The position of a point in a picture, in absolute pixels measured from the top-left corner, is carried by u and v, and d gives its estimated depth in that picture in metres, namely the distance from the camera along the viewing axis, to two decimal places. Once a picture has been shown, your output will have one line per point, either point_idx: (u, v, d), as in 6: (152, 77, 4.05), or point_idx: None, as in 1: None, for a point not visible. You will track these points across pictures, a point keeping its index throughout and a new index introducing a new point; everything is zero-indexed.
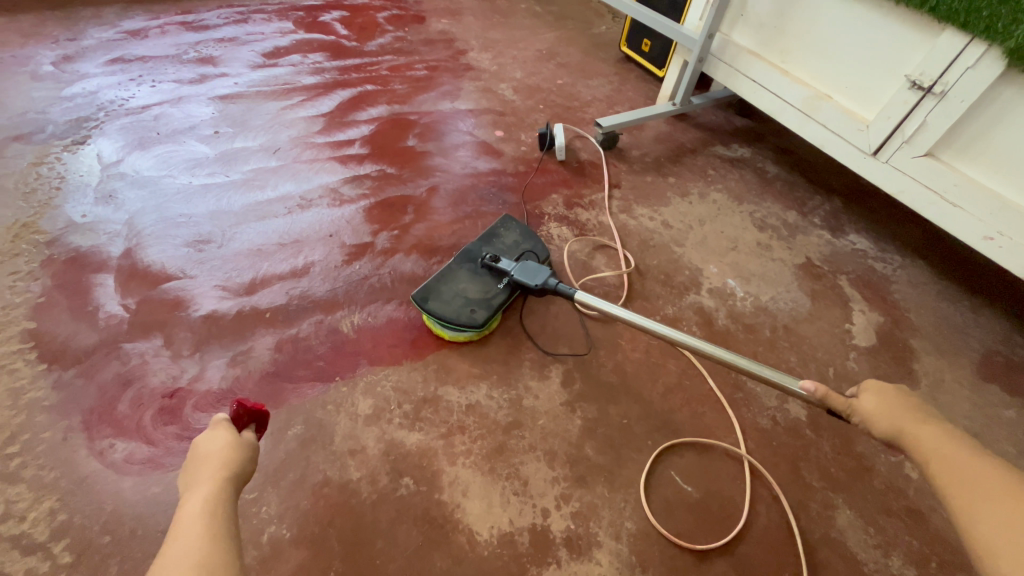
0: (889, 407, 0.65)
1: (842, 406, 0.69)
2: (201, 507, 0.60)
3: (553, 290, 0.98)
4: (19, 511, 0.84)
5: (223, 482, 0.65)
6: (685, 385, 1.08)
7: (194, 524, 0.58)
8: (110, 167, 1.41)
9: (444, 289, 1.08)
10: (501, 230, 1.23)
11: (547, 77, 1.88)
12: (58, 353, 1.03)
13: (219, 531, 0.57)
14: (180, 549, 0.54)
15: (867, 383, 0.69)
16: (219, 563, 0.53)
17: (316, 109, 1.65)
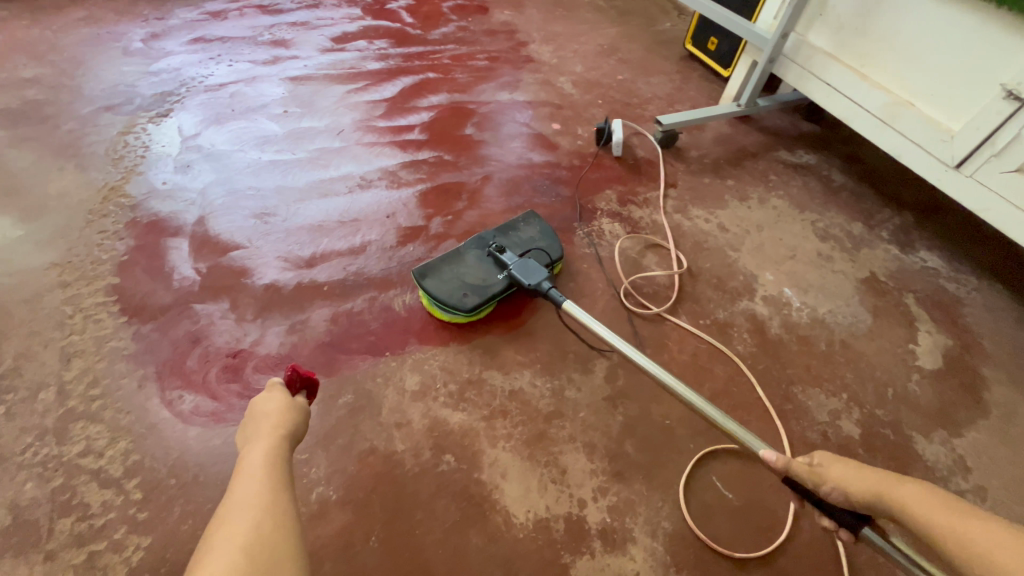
0: (851, 471, 0.67)
1: (807, 475, 0.70)
2: (263, 458, 0.65)
3: (544, 293, 1.02)
4: (98, 448, 0.92)
5: (280, 438, 0.70)
6: (730, 391, 1.06)
7: (258, 470, 0.63)
8: (188, 140, 1.50)
9: (446, 268, 1.10)
10: (521, 224, 1.23)
11: (607, 73, 1.86)
12: (137, 308, 1.12)
13: (280, 480, 0.62)
14: (247, 490, 0.59)
15: (821, 454, 0.71)
16: (283, 505, 0.58)
17: (380, 94, 1.69)
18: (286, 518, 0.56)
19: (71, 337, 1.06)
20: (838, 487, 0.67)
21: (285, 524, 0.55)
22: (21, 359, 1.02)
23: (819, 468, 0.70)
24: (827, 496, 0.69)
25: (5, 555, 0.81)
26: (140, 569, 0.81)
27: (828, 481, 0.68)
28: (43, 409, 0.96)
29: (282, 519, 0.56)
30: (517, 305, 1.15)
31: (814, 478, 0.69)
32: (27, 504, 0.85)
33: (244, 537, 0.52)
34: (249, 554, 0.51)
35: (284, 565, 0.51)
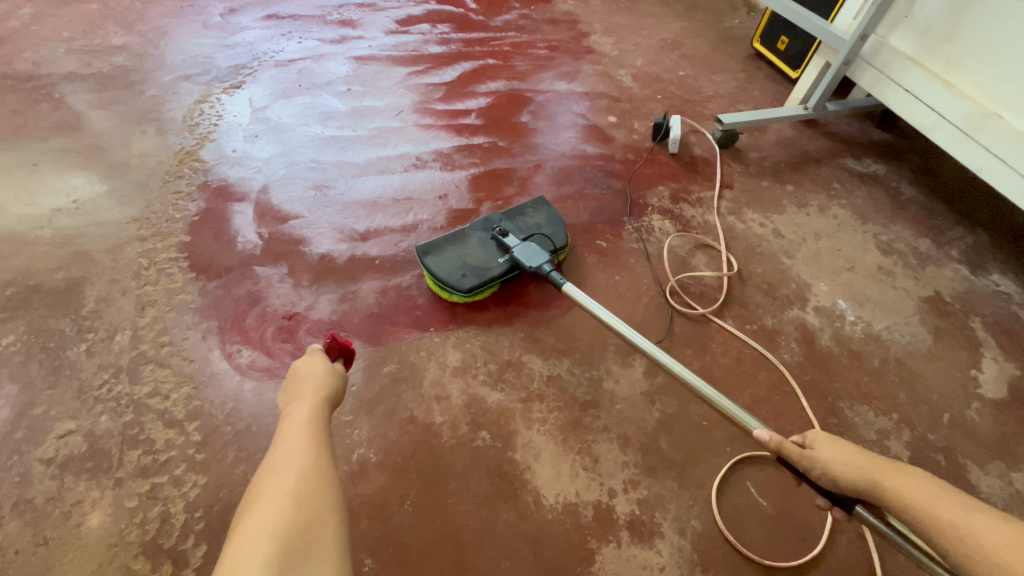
0: (845, 453, 0.68)
1: (798, 457, 0.71)
2: (306, 417, 0.69)
3: (546, 276, 1.05)
4: (164, 390, 0.99)
5: (321, 399, 0.74)
6: (773, 399, 1.04)
7: (301, 427, 0.66)
8: (257, 111, 1.57)
9: (448, 248, 1.12)
10: (528, 209, 1.23)
11: (669, 68, 1.83)
12: (204, 265, 1.19)
13: (321, 437, 0.65)
14: (290, 445, 0.62)
15: (812, 435, 0.72)
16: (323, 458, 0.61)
17: (440, 78, 1.72)
18: (328, 476, 0.58)
19: (145, 287, 1.14)
20: (830, 472, 0.68)
21: (326, 481, 0.57)
22: (102, 303, 1.11)
23: (811, 451, 0.71)
24: (815, 478, 0.70)
25: (80, 477, 0.89)
26: (196, 504, 0.87)
27: (818, 464, 0.69)
28: (119, 350, 1.04)
29: (325, 476, 0.58)
30: (518, 290, 1.17)
31: (806, 461, 0.70)
32: (101, 433, 0.93)
33: (291, 489, 0.54)
34: (296, 505, 0.53)
35: (327, 518, 0.53)
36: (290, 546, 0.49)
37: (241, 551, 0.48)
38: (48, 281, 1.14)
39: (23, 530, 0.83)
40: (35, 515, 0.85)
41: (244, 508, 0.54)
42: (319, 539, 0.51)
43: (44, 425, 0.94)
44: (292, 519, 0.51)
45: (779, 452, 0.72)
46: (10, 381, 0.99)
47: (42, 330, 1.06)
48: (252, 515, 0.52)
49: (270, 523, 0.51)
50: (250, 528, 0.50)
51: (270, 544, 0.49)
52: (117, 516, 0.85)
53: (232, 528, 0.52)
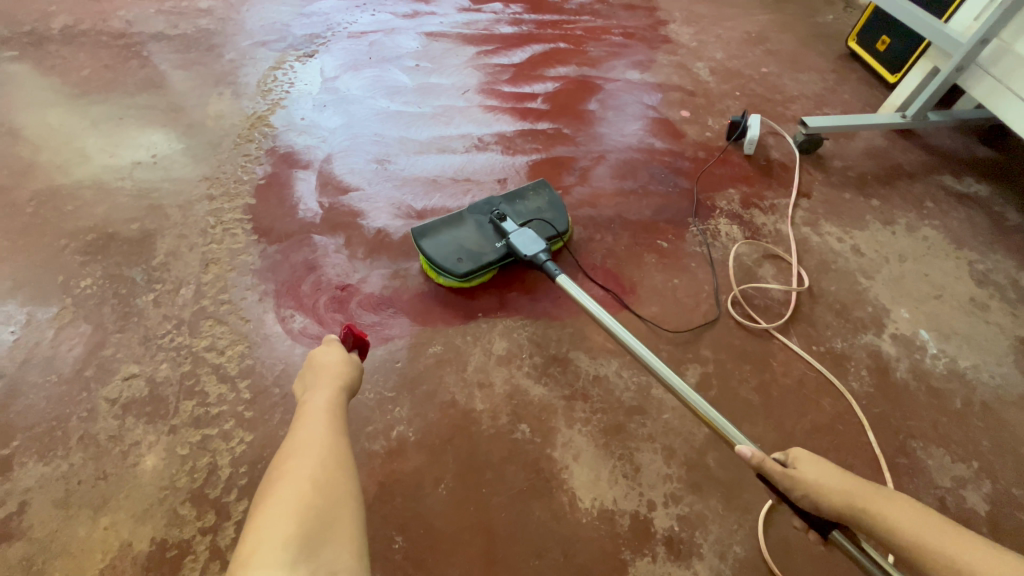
0: (829, 475, 0.63)
1: (782, 477, 0.65)
2: (325, 404, 0.70)
3: (541, 266, 1.03)
4: (220, 346, 1.03)
5: (340, 389, 0.75)
6: (836, 429, 0.96)
7: (322, 414, 0.67)
8: (327, 82, 1.59)
9: (444, 232, 1.10)
10: (529, 193, 1.20)
11: (751, 63, 1.71)
12: (267, 229, 1.22)
13: (339, 424, 0.66)
14: (310, 430, 0.63)
15: (794, 453, 0.68)
16: (342, 444, 0.61)
17: (509, 59, 1.68)
18: (344, 461, 0.58)
19: (211, 245, 1.18)
20: (814, 496, 0.63)
21: (344, 466, 0.57)
22: (170, 256, 1.16)
23: (794, 470, 0.65)
24: (797, 501, 0.65)
25: (140, 419, 0.93)
26: (241, 460, 0.89)
27: (802, 487, 0.63)
28: (182, 303, 1.08)
29: (340, 461, 0.58)
30: (514, 276, 1.15)
31: (789, 482, 0.64)
32: (161, 381, 0.98)
33: (309, 473, 0.54)
34: (314, 488, 0.53)
35: (346, 504, 0.53)
36: (311, 530, 0.49)
37: (262, 534, 0.48)
38: (125, 231, 1.20)
39: (86, 462, 0.88)
40: (97, 450, 0.90)
41: (262, 491, 0.54)
42: (336, 524, 0.51)
43: (112, 366, 0.99)
44: (310, 502, 0.51)
45: (761, 471, 0.66)
46: (85, 321, 1.05)
47: (115, 276, 1.12)
48: (269, 500, 0.52)
49: (290, 505, 0.51)
50: (269, 510, 0.50)
51: (292, 525, 0.48)
52: (169, 461, 0.89)
53: (253, 512, 0.51)
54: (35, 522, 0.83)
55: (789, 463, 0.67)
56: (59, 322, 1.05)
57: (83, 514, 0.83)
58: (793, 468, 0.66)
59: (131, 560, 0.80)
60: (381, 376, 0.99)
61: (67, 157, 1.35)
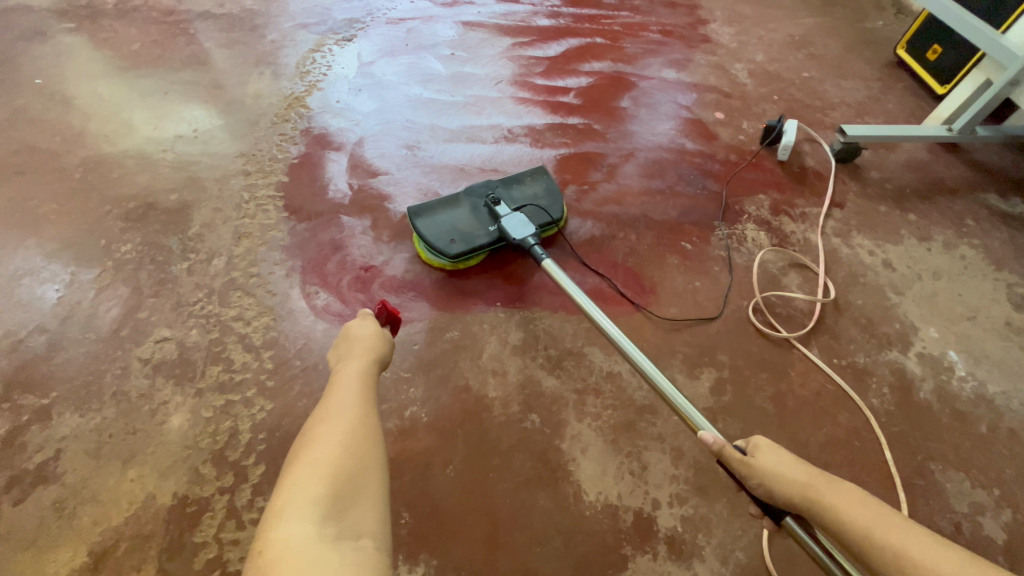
0: (786, 463, 0.68)
1: (738, 463, 0.70)
2: (358, 374, 0.72)
3: (529, 250, 1.05)
4: (247, 317, 1.06)
5: (372, 361, 0.77)
6: (851, 444, 0.95)
7: (353, 383, 0.70)
8: (364, 66, 1.61)
9: (439, 213, 1.12)
10: (526, 178, 1.20)
11: (792, 67, 1.67)
12: (297, 207, 1.25)
13: (370, 394, 0.68)
14: (343, 397, 0.65)
15: (755, 441, 0.72)
16: (372, 412, 0.63)
17: (544, 52, 1.68)
18: (374, 429, 0.60)
19: (244, 219, 1.22)
20: (766, 481, 0.68)
21: (372, 434, 0.59)
22: (205, 227, 1.20)
23: (752, 458, 0.70)
24: (753, 488, 0.70)
25: (169, 380, 0.98)
26: (261, 427, 0.93)
27: (756, 474, 0.69)
28: (214, 273, 1.12)
29: (369, 428, 0.60)
30: (508, 261, 1.16)
31: (746, 471, 0.69)
32: (190, 345, 1.02)
33: (340, 437, 0.57)
34: (344, 452, 0.55)
35: (372, 470, 0.55)
36: (339, 492, 0.51)
37: (294, 489, 0.51)
38: (164, 201, 1.25)
39: (117, 417, 0.93)
40: (129, 407, 0.94)
41: (297, 449, 0.57)
42: (362, 489, 0.53)
43: (145, 328, 1.04)
44: (340, 464, 0.54)
45: (720, 456, 0.73)
46: (123, 285, 1.10)
47: (153, 244, 1.17)
48: (302, 458, 0.54)
49: (320, 465, 0.53)
50: (301, 468, 0.53)
51: (323, 484, 0.51)
52: (193, 422, 0.93)
53: (285, 469, 0.54)
54: (69, 469, 0.88)
55: (749, 450, 0.72)
56: (100, 283, 1.10)
57: (113, 464, 0.88)
58: (753, 456, 0.70)
59: (153, 512, 0.84)
60: (398, 357, 1.01)
61: (114, 127, 1.41)
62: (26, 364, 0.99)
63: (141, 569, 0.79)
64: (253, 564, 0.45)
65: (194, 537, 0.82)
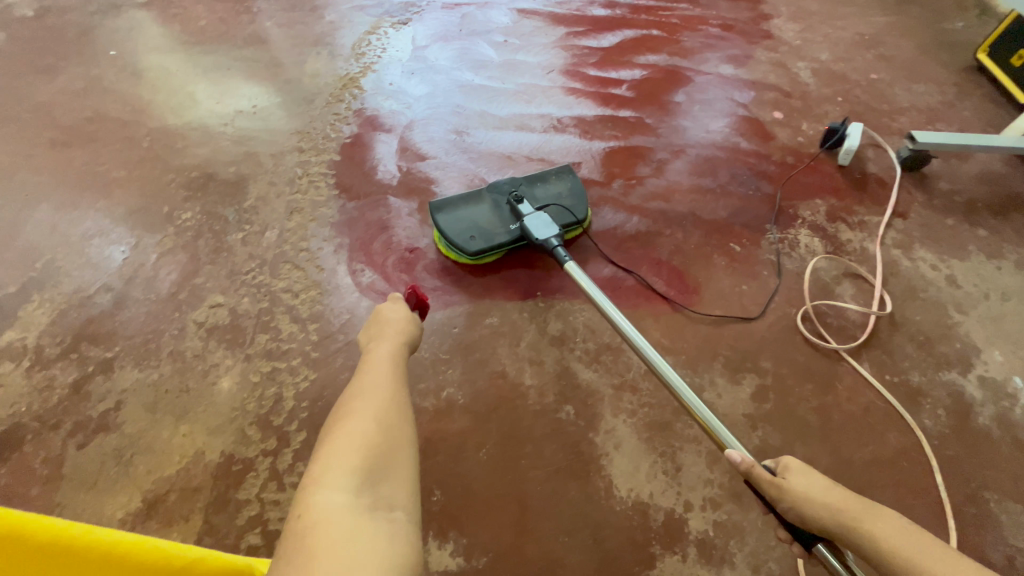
0: (815, 486, 0.66)
1: (768, 484, 0.69)
2: (388, 356, 0.74)
3: (551, 251, 1.04)
4: (296, 289, 1.10)
5: (401, 344, 0.79)
6: (899, 465, 0.91)
7: (384, 364, 0.71)
8: (417, 50, 1.63)
9: (460, 209, 1.12)
10: (551, 177, 1.19)
11: (859, 68, 1.59)
12: (348, 185, 1.28)
13: (400, 374, 0.69)
14: (374, 377, 0.67)
15: (785, 462, 0.71)
16: (402, 391, 0.65)
17: (598, 42, 1.65)
18: (404, 407, 0.62)
19: (296, 195, 1.26)
20: (798, 504, 0.66)
21: (403, 411, 0.61)
22: (260, 200, 1.24)
23: (782, 479, 0.69)
24: (783, 512, 0.68)
25: (221, 344, 1.02)
26: (304, 395, 0.96)
27: (787, 496, 0.67)
28: (266, 245, 1.16)
29: (401, 406, 0.62)
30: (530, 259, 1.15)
31: (776, 491, 0.68)
32: (242, 313, 1.06)
33: (373, 413, 0.59)
34: (378, 427, 0.57)
35: (404, 447, 0.57)
36: (372, 465, 0.53)
37: (330, 459, 0.53)
38: (223, 172, 1.30)
39: (173, 375, 0.98)
40: (183, 366, 0.99)
41: (331, 423, 0.59)
42: (394, 463, 0.54)
43: (202, 294, 1.09)
44: (374, 438, 0.55)
45: (749, 476, 0.71)
46: (182, 251, 1.15)
47: (211, 213, 1.22)
48: (337, 431, 0.56)
49: (355, 438, 0.55)
50: (337, 440, 0.55)
51: (358, 457, 0.53)
52: (242, 386, 0.97)
53: (321, 441, 0.56)
54: (127, 419, 0.93)
55: (779, 471, 0.71)
56: (161, 248, 1.16)
57: (167, 419, 0.93)
58: (784, 477, 0.69)
59: (202, 467, 0.88)
60: (437, 338, 1.03)
61: (179, 100, 1.47)
62: (93, 319, 1.05)
63: (189, 519, 0.84)
64: (292, 528, 0.47)
65: (239, 494, 0.86)
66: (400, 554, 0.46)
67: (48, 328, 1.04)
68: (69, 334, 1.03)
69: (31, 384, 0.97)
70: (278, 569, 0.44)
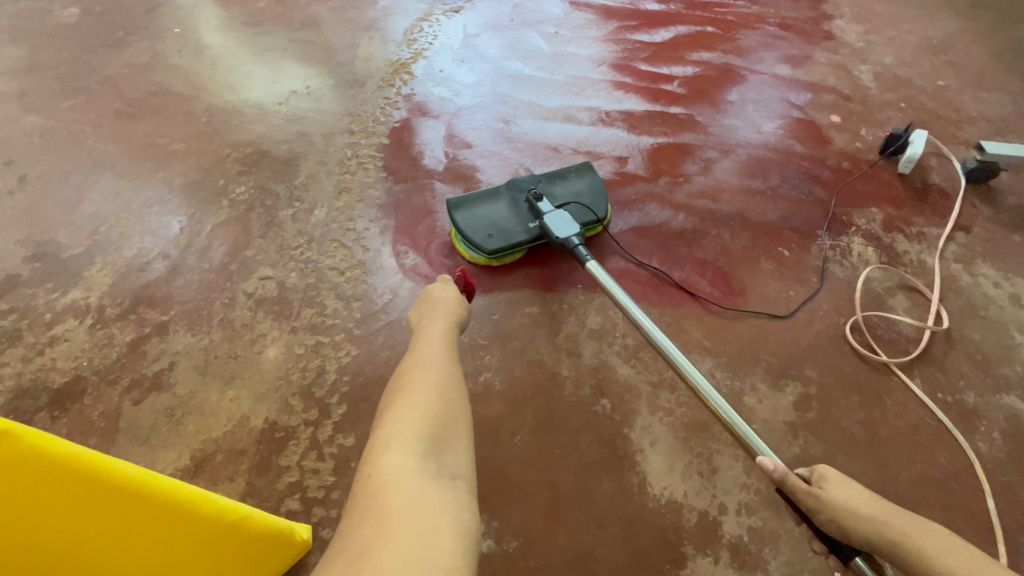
0: (858, 497, 0.64)
1: (806, 495, 0.65)
2: (441, 336, 0.78)
3: (571, 250, 1.02)
4: (341, 267, 1.12)
5: (453, 325, 0.83)
6: (948, 487, 0.87)
7: (438, 344, 0.75)
8: (468, 38, 1.63)
9: (478, 206, 1.11)
10: (571, 174, 1.17)
11: (925, 73, 1.52)
12: (395, 168, 1.30)
13: (453, 356, 0.74)
14: (430, 356, 0.71)
15: (821, 471, 0.68)
16: (457, 373, 0.69)
17: (650, 37, 1.62)
18: (460, 388, 0.67)
19: (345, 175, 1.28)
20: (840, 516, 0.63)
21: (459, 391, 0.65)
22: (310, 179, 1.27)
23: (820, 490, 0.66)
24: (821, 524, 0.65)
25: (268, 315, 1.05)
26: (346, 369, 0.99)
27: (830, 508, 0.64)
28: (315, 222, 1.19)
29: (457, 386, 0.66)
30: (551, 256, 1.14)
31: (817, 503, 0.65)
32: (289, 286, 1.09)
33: (434, 390, 0.63)
34: (440, 404, 0.62)
35: (461, 424, 0.61)
36: (435, 436, 0.58)
37: (398, 427, 0.57)
38: (276, 150, 1.33)
39: (222, 341, 1.02)
40: (232, 333, 1.03)
41: (394, 395, 0.63)
42: (454, 437, 0.59)
43: (252, 265, 1.12)
44: (436, 413, 0.60)
45: (783, 485, 0.67)
46: (236, 223, 1.19)
47: (263, 188, 1.25)
48: (402, 404, 0.61)
49: (419, 411, 0.60)
50: (402, 411, 0.60)
51: (423, 427, 0.58)
52: (287, 356, 1.00)
53: (386, 411, 0.61)
54: (179, 381, 0.97)
55: (814, 481, 0.68)
56: (216, 219, 1.20)
57: (216, 383, 0.97)
58: (820, 486, 0.66)
59: (247, 431, 0.92)
60: (477, 324, 1.04)
61: (236, 78, 1.52)
62: (150, 284, 1.10)
63: (233, 480, 0.87)
64: (364, 485, 0.52)
65: (280, 460, 0.89)
66: (462, 516, 0.50)
67: (109, 290, 1.09)
68: (129, 296, 1.08)
69: (92, 340, 1.02)
70: (355, 519, 0.49)
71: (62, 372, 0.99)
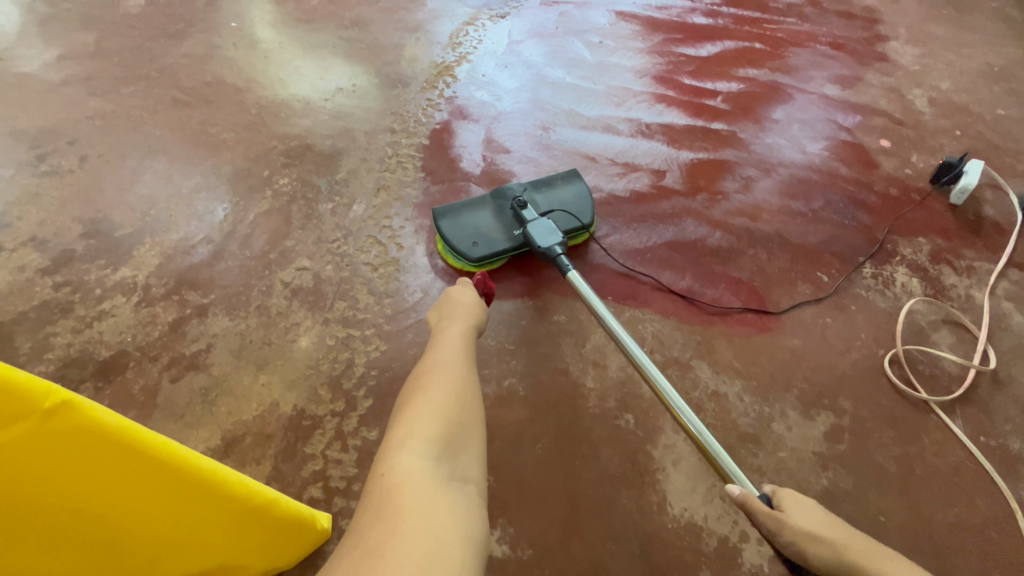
0: (816, 521, 0.64)
1: (767, 516, 0.65)
2: (459, 339, 0.79)
3: (554, 259, 1.02)
4: (375, 262, 1.15)
5: (471, 328, 0.84)
6: (986, 534, 0.83)
7: (456, 347, 0.77)
8: (512, 44, 1.64)
9: (463, 214, 1.10)
10: (557, 181, 1.17)
11: (984, 101, 1.47)
12: (433, 169, 1.32)
13: (470, 360, 0.75)
14: (447, 359, 0.73)
15: (784, 495, 0.68)
16: (473, 377, 0.70)
17: (696, 51, 1.61)
18: (475, 393, 0.68)
19: (384, 173, 1.31)
20: (799, 539, 0.63)
21: (474, 397, 0.66)
22: (351, 174, 1.30)
23: (782, 513, 0.65)
24: (784, 549, 0.64)
25: (303, 305, 1.08)
26: (374, 363, 1.00)
27: (789, 531, 0.63)
28: (353, 217, 1.22)
29: (473, 391, 0.67)
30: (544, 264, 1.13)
31: (776, 525, 0.64)
32: (324, 278, 1.12)
33: (451, 393, 0.65)
34: (456, 407, 0.63)
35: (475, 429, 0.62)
36: (449, 440, 0.59)
37: (415, 426, 0.58)
38: (320, 145, 1.37)
39: (258, 327, 1.05)
40: (268, 321, 1.06)
41: (411, 396, 0.65)
42: (468, 442, 0.60)
43: (291, 255, 1.16)
44: (452, 416, 0.61)
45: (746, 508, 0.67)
46: (277, 213, 1.23)
47: (306, 181, 1.29)
48: (419, 404, 0.62)
49: (435, 413, 0.61)
50: (420, 410, 0.61)
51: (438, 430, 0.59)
52: (318, 346, 1.03)
53: (403, 411, 0.62)
54: (215, 363, 1.01)
55: (777, 505, 0.68)
56: (259, 208, 1.24)
57: (249, 367, 1.00)
58: (782, 509, 0.66)
59: (276, 417, 0.94)
60: (505, 328, 1.04)
61: (286, 73, 1.57)
62: (194, 266, 1.14)
63: (260, 463, 0.90)
64: (379, 482, 0.53)
65: (306, 448, 0.91)
66: (473, 520, 0.51)
67: (156, 270, 1.14)
68: (173, 277, 1.13)
69: (137, 317, 1.07)
70: (370, 515, 0.50)
71: (108, 346, 1.03)
